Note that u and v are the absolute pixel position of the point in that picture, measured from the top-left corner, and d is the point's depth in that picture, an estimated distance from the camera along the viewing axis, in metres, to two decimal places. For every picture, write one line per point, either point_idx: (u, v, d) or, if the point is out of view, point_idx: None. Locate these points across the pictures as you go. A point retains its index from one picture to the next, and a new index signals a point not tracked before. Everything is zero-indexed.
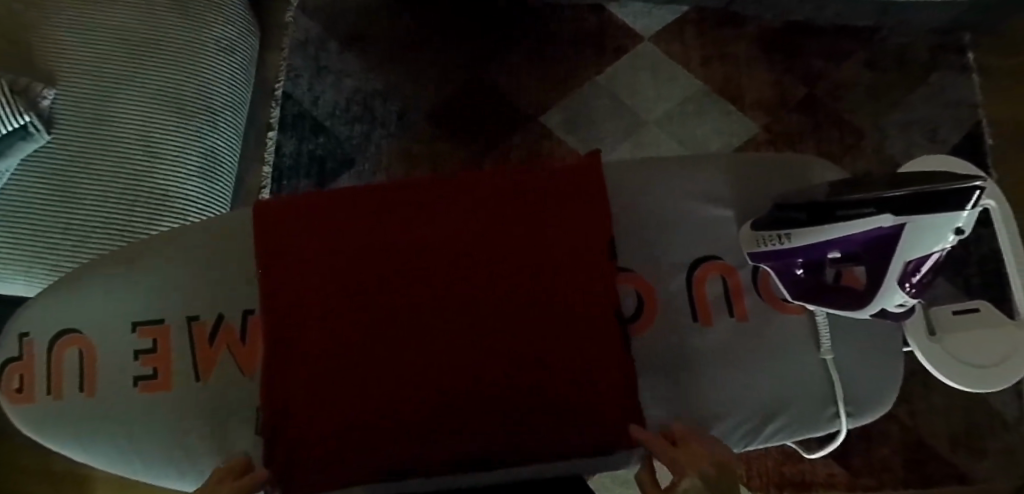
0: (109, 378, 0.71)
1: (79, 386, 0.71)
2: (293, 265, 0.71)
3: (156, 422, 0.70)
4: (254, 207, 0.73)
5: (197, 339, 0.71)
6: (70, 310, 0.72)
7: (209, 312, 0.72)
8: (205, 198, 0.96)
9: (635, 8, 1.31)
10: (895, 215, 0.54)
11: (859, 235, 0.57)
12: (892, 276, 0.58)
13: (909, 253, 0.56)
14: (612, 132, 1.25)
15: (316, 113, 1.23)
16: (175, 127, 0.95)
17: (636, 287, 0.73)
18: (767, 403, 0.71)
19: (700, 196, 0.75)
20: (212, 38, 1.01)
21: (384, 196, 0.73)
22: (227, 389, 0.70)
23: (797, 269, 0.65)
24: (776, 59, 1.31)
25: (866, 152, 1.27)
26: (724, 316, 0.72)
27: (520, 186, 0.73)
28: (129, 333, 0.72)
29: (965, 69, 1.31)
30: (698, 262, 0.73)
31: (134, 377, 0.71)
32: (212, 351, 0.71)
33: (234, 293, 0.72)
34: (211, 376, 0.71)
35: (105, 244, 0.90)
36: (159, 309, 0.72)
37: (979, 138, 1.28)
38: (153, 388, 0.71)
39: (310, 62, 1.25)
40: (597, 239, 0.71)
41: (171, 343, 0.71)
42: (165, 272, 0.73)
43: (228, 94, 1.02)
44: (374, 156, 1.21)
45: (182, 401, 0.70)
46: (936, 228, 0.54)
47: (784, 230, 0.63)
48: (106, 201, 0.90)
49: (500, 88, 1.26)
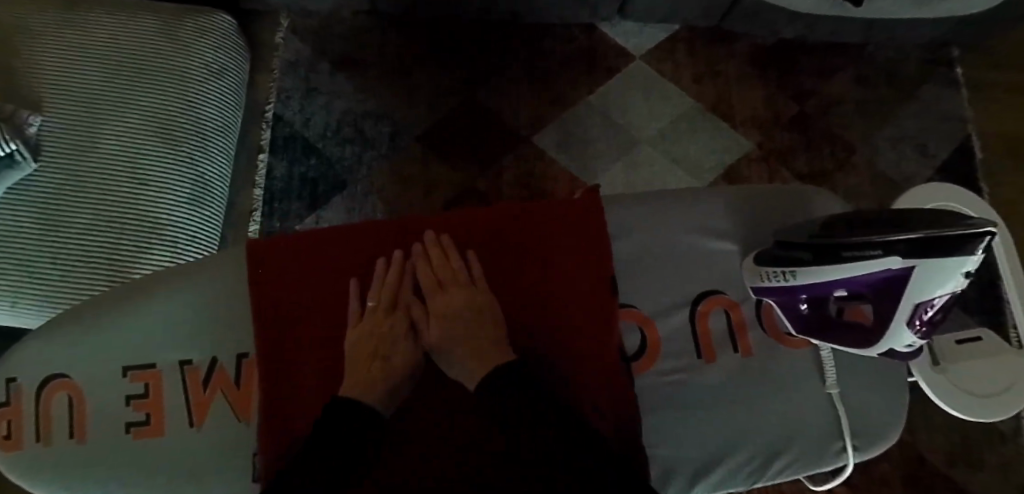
0: (100, 422, 0.69)
1: (68, 431, 0.69)
2: (286, 295, 0.70)
3: (147, 466, 0.68)
4: (246, 242, 0.72)
5: (190, 384, 0.70)
6: (58, 353, 0.70)
7: (201, 356, 0.71)
8: (196, 225, 0.95)
9: (626, 27, 1.31)
10: (904, 256, 0.55)
11: (866, 277, 0.57)
12: (901, 316, 0.58)
13: (919, 294, 0.56)
14: (606, 150, 1.25)
15: (308, 134, 1.22)
16: (165, 153, 0.94)
17: (638, 322, 0.72)
18: (773, 438, 0.70)
19: (702, 228, 0.75)
20: (201, 62, 1.00)
21: (378, 230, 0.73)
22: (221, 433, 0.69)
23: (801, 305, 0.65)
24: (767, 77, 1.31)
25: (858, 168, 1.27)
26: (728, 351, 0.72)
27: (516, 215, 0.73)
28: (120, 378, 0.70)
29: (952, 84, 1.32)
30: (700, 296, 0.73)
31: (126, 424, 0.69)
32: (205, 396, 0.70)
33: (228, 336, 0.71)
34: (204, 421, 0.69)
35: (93, 274, 0.88)
36: (150, 353, 0.71)
37: (968, 152, 1.29)
38: (145, 435, 0.69)
39: (301, 83, 1.24)
40: (594, 265, 0.71)
41: (162, 388, 0.70)
42: (156, 310, 0.71)
43: (218, 118, 1.01)
44: (366, 178, 1.20)
45: (174, 448, 0.69)
46: (945, 269, 0.55)
47: (786, 266, 0.63)
48: (94, 229, 0.88)
49: (492, 107, 1.25)
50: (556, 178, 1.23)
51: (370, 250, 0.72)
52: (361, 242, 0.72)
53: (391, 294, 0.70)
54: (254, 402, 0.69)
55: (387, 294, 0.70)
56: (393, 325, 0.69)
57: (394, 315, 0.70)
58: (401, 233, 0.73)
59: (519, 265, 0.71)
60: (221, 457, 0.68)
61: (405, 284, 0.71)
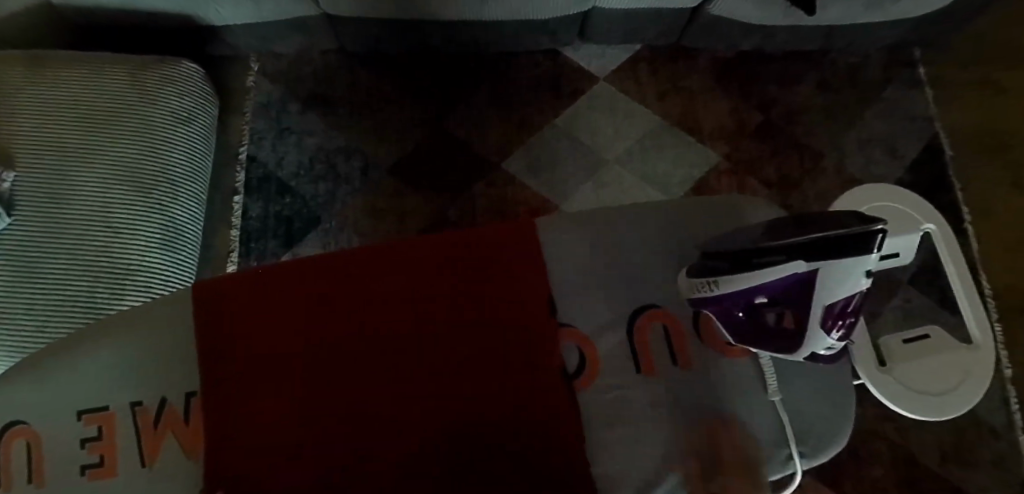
0: (56, 467, 0.70)
1: (27, 477, 0.70)
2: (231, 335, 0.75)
3: None
4: (193, 286, 0.76)
5: (141, 425, 0.72)
6: (19, 403, 0.73)
7: (152, 397, 0.73)
8: (169, 269, 0.97)
9: (590, 50, 1.35)
10: (807, 260, 0.59)
11: (777, 282, 0.61)
12: (815, 320, 0.63)
13: (827, 297, 0.61)
14: (577, 172, 1.27)
15: (281, 174, 1.25)
16: (134, 202, 0.96)
17: (579, 343, 0.76)
18: (716, 450, 0.73)
19: (640, 248, 0.80)
20: (168, 110, 1.04)
21: (319, 268, 0.77)
22: (171, 470, 0.70)
23: (737, 313, 0.67)
24: (730, 90, 1.34)
25: (827, 173, 1.29)
26: (668, 365, 0.76)
27: (450, 244, 0.79)
28: (75, 422, 0.72)
29: (914, 84, 1.34)
30: (637, 311, 0.78)
31: (80, 466, 0.70)
32: (156, 435, 0.72)
33: (180, 376, 0.74)
34: (156, 459, 0.71)
35: (68, 323, 0.89)
36: (105, 396, 0.73)
37: (937, 150, 1.31)
38: (98, 476, 0.70)
39: (273, 125, 1.27)
40: (528, 280, 0.78)
41: (116, 430, 0.72)
42: (115, 356, 0.74)
43: (187, 163, 1.03)
44: (340, 213, 1.22)
45: (127, 488, 0.70)
46: (849, 272, 0.60)
47: (725, 284, 0.65)
48: (67, 279, 0.90)
49: (462, 136, 1.28)
50: (531, 202, 1.25)
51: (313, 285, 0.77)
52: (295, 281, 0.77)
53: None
54: (202, 437, 0.71)
55: None
56: None
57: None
58: (342, 271, 0.77)
59: (455, 291, 0.77)
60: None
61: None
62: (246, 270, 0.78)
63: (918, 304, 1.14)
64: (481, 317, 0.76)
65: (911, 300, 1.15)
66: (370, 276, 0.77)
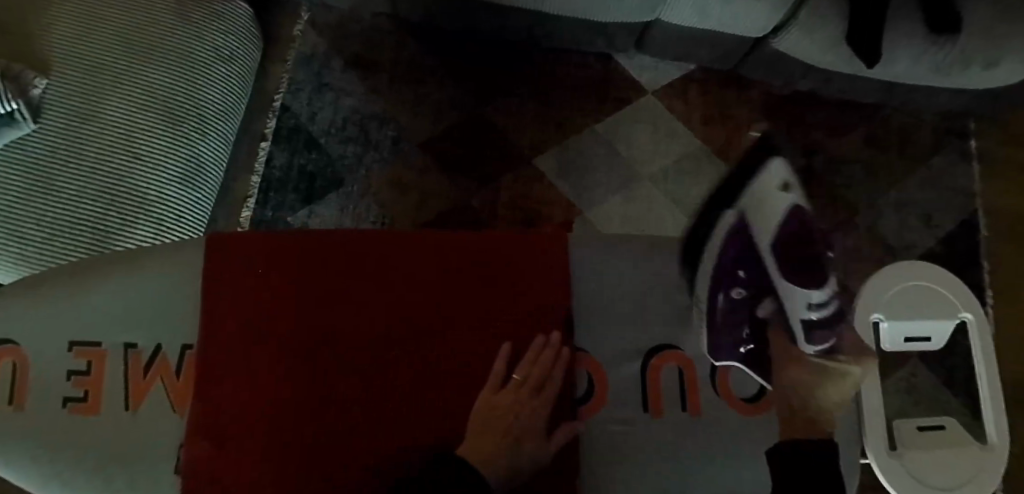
0: (40, 393, 0.69)
1: (8, 397, 0.69)
2: (237, 290, 0.71)
3: (76, 444, 0.68)
4: (209, 235, 0.74)
5: (131, 369, 0.70)
6: (13, 321, 0.71)
7: (147, 342, 0.70)
8: (185, 205, 0.96)
9: (643, 61, 1.31)
10: (733, 208, 0.72)
11: (732, 250, 0.71)
12: (774, 266, 0.71)
13: (765, 229, 0.71)
14: (608, 183, 1.25)
15: (312, 129, 1.23)
16: (161, 133, 0.94)
17: (587, 368, 0.74)
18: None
19: (662, 280, 0.78)
20: (211, 46, 1.01)
21: (341, 241, 0.74)
22: (153, 419, 0.68)
23: (740, 345, 0.73)
24: (777, 129, 1.30)
25: (858, 230, 1.26)
26: (677, 409, 0.74)
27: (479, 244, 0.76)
28: (65, 352, 0.70)
29: (964, 156, 1.31)
30: (656, 349, 0.75)
31: (63, 399, 0.69)
32: (145, 382, 0.69)
33: (179, 324, 0.71)
34: (140, 407, 0.69)
35: (76, 241, 0.88)
36: (100, 332, 0.71)
37: (972, 227, 1.28)
38: (81, 411, 0.68)
39: (313, 78, 1.25)
40: (554, 295, 0.74)
41: (105, 370, 0.69)
42: (115, 292, 0.72)
43: (220, 103, 1.01)
44: (363, 179, 1.20)
45: (104, 428, 0.68)
46: (765, 200, 0.72)
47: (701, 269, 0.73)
48: (81, 197, 0.89)
49: (499, 124, 1.26)
50: (556, 203, 1.22)
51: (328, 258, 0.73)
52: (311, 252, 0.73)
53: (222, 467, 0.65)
54: (190, 394, 0.69)
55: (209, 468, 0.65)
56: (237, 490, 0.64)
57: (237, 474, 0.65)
58: (363, 247, 0.74)
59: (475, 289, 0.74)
60: (149, 447, 0.68)
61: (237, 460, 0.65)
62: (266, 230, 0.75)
63: (921, 379, 1.13)
64: (502, 324, 0.72)
65: (916, 374, 1.14)
66: (386, 259, 0.74)
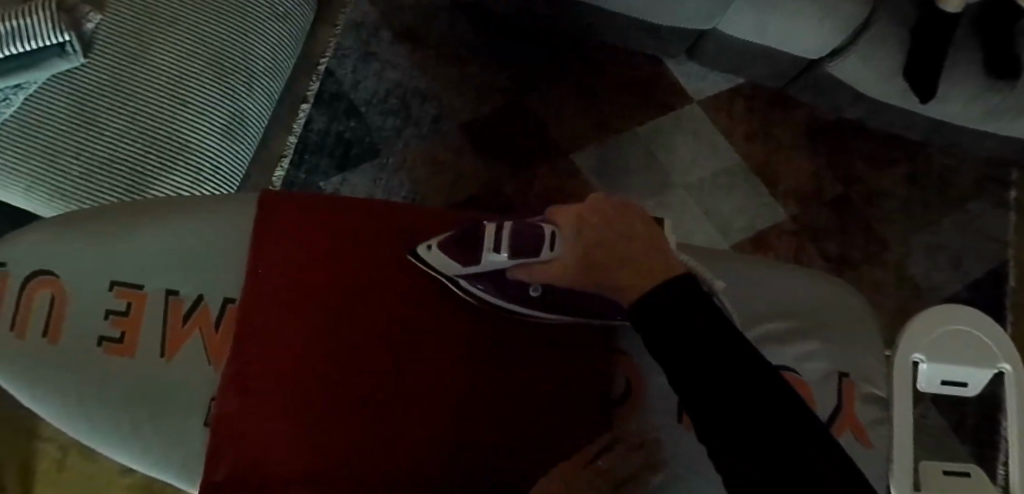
0: (77, 327, 0.68)
1: (44, 330, 0.68)
2: (275, 255, 0.71)
3: (109, 384, 0.67)
4: (261, 194, 0.74)
5: (170, 315, 0.69)
6: (52, 252, 0.71)
7: (190, 291, 0.71)
8: (224, 157, 0.94)
9: (692, 68, 1.29)
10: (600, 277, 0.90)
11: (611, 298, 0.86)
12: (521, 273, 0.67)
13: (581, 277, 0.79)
14: (641, 188, 1.23)
15: (353, 97, 1.22)
16: (210, 82, 0.94)
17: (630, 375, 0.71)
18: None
19: None
20: (267, 2, 1.01)
21: (383, 218, 0.75)
22: (190, 369, 0.68)
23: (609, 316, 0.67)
24: (818, 155, 1.29)
25: (887, 266, 1.25)
26: None
27: None
28: (106, 290, 0.70)
29: (1002, 204, 1.29)
30: None
31: (99, 337, 0.68)
32: (183, 331, 0.69)
33: (225, 277, 0.72)
34: (176, 357, 0.68)
35: (112, 180, 0.88)
36: (144, 275, 0.71)
37: (1002, 276, 1.26)
38: (116, 351, 0.68)
39: (360, 46, 1.25)
40: None
41: (144, 312, 0.69)
42: (152, 237, 0.72)
43: (270, 59, 1.00)
44: (399, 154, 1.20)
45: (137, 372, 0.67)
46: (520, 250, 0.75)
47: (470, 268, 0.65)
48: (123, 137, 0.89)
49: (539, 114, 1.24)
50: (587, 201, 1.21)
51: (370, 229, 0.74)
52: (353, 223, 0.74)
53: (239, 431, 0.65)
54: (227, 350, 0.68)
55: (227, 429, 0.65)
56: (249, 459, 0.65)
57: (251, 441, 0.65)
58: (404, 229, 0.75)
59: None
60: (177, 397, 0.67)
61: (250, 427, 0.66)
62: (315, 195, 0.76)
63: (932, 422, 1.13)
64: (536, 327, 0.72)
65: (927, 416, 1.13)
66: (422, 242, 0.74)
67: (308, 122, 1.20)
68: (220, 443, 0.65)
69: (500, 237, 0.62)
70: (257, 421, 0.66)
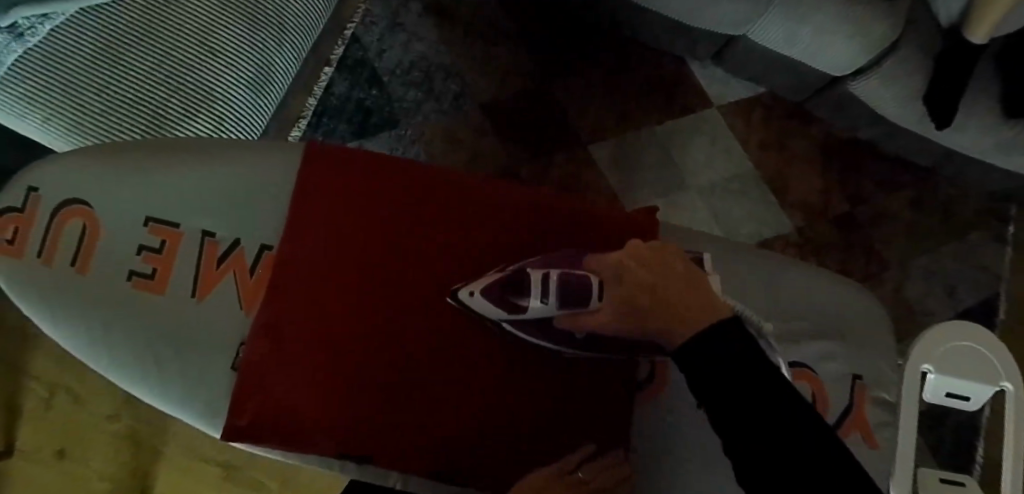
0: (108, 260, 0.68)
1: (72, 259, 0.68)
2: (313, 211, 0.72)
3: (139, 318, 0.68)
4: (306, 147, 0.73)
5: (206, 256, 0.70)
6: (79, 183, 0.70)
7: (226, 234, 0.71)
8: (247, 110, 0.93)
9: (715, 73, 1.30)
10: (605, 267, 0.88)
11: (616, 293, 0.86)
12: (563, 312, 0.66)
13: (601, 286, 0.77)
14: (653, 186, 1.24)
15: (377, 65, 1.21)
16: (239, 33, 0.92)
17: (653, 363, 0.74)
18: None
19: None
20: None
21: (423, 185, 0.75)
22: (222, 314, 0.68)
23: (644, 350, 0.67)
24: (829, 171, 1.30)
25: (884, 287, 1.27)
26: None
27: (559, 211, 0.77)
28: (140, 226, 0.70)
29: (1000, 238, 1.31)
30: None
31: (130, 272, 0.68)
32: (216, 272, 0.69)
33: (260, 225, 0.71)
34: (207, 298, 0.69)
35: (134, 121, 0.86)
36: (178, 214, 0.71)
37: (992, 308, 1.29)
38: (144, 288, 0.68)
39: (388, 15, 1.24)
40: None
41: (178, 250, 0.70)
42: (178, 180, 0.71)
43: (300, 16, 0.99)
44: (419, 126, 1.20)
45: (168, 310, 0.68)
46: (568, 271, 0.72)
47: (517, 315, 0.65)
48: (148, 78, 0.87)
49: (559, 103, 1.24)
50: (598, 193, 1.22)
51: (407, 197, 0.74)
52: (393, 185, 0.74)
53: (261, 382, 0.67)
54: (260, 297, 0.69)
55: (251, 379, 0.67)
56: (270, 410, 0.67)
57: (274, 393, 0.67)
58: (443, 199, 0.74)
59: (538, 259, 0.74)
60: (203, 340, 0.68)
61: (274, 380, 0.67)
62: (358, 152, 0.75)
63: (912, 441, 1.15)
64: None
65: None
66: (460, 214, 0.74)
67: (332, 84, 1.19)
68: (242, 390, 0.67)
69: (547, 285, 0.62)
70: (281, 375, 0.67)
